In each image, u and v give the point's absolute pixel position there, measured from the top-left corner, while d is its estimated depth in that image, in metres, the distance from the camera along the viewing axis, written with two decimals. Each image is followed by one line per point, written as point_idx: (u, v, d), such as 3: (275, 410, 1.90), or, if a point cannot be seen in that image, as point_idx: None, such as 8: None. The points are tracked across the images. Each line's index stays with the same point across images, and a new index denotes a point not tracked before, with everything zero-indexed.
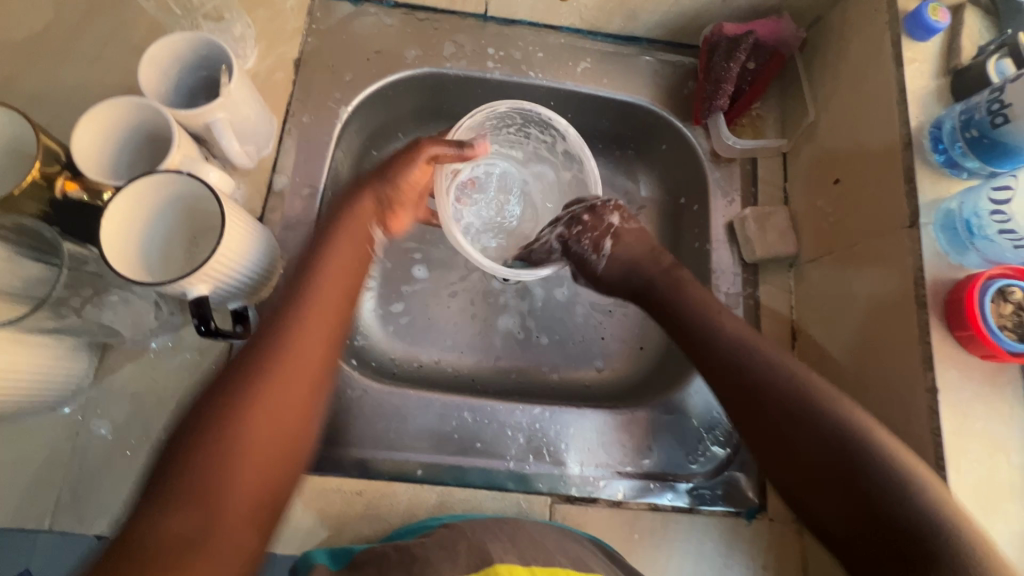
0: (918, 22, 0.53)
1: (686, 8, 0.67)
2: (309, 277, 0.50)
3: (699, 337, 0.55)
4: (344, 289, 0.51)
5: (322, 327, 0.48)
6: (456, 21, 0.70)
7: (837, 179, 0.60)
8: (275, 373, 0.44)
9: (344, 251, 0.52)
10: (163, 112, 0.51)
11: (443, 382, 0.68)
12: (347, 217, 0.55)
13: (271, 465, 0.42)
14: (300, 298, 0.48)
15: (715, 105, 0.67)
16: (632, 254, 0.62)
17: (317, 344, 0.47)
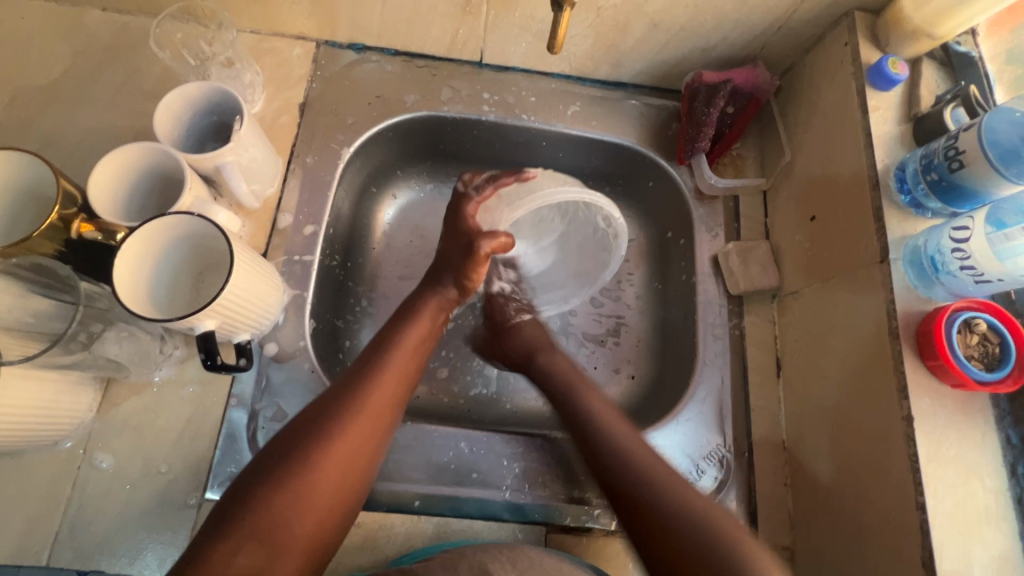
0: (880, 74, 0.58)
1: (668, 58, 0.72)
2: (390, 341, 0.55)
3: (580, 410, 0.59)
4: (414, 359, 0.55)
5: (393, 389, 0.51)
6: (452, 68, 0.74)
7: (813, 216, 0.64)
8: (348, 429, 0.47)
9: (426, 325, 0.58)
10: (173, 155, 0.53)
11: (440, 413, 0.69)
12: (430, 294, 0.61)
13: (330, 512, 0.45)
14: (374, 364, 0.52)
15: (697, 147, 0.71)
16: (532, 335, 0.68)
17: (391, 406, 0.51)
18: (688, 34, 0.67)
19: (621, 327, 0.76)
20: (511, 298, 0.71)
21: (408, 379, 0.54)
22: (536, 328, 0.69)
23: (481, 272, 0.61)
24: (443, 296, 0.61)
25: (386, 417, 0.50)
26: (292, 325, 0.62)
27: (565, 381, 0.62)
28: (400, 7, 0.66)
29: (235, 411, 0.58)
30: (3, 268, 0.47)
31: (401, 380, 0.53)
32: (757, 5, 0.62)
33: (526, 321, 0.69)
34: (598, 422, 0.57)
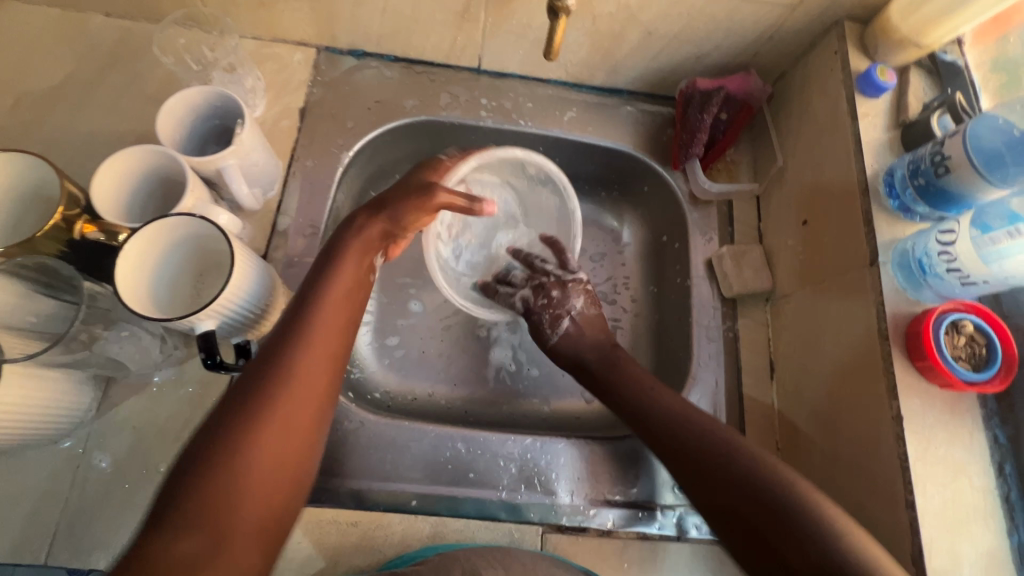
0: (869, 82, 0.59)
1: (663, 65, 0.73)
2: (312, 298, 0.50)
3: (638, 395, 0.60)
4: (342, 313, 0.51)
5: (324, 350, 0.48)
6: (451, 74, 0.76)
7: (805, 220, 0.65)
8: (280, 398, 0.44)
9: (353, 270, 0.53)
10: (177, 158, 0.54)
11: (437, 414, 0.70)
12: (354, 234, 0.56)
13: (275, 486, 0.42)
14: (298, 325, 0.48)
15: (692, 152, 0.72)
16: (587, 337, 0.66)
17: (324, 368, 0.47)
18: (682, 42, 0.69)
19: (618, 329, 0.77)
20: (539, 307, 0.68)
21: (339, 334, 0.50)
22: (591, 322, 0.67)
23: (428, 223, 0.60)
24: (370, 231, 0.56)
25: (320, 379, 0.47)
26: None
27: (609, 372, 0.63)
28: (399, 14, 0.67)
29: None
30: (6, 269, 0.48)
31: (329, 340, 0.49)
32: (749, 14, 0.64)
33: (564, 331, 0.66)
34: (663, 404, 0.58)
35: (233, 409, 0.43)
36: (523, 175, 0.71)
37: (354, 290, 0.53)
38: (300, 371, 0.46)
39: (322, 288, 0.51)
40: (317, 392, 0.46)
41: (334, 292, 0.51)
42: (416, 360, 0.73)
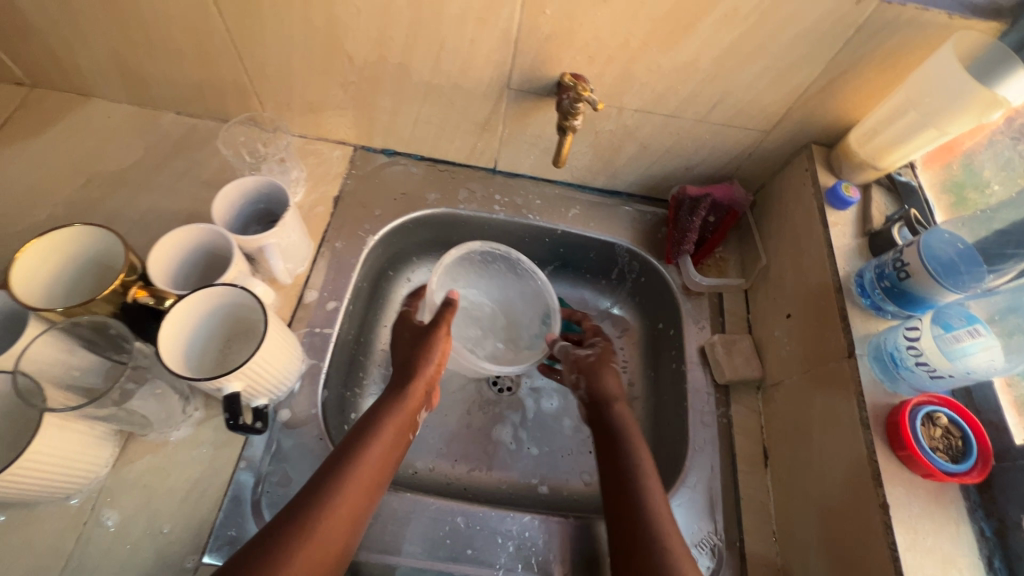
0: (835, 196, 0.68)
1: (657, 173, 0.83)
2: (368, 433, 0.57)
3: (637, 483, 0.58)
4: (385, 457, 0.57)
5: (358, 496, 0.53)
6: (470, 172, 0.86)
7: (789, 314, 0.71)
8: (317, 532, 0.49)
9: (399, 420, 0.60)
10: (229, 236, 0.61)
11: (436, 489, 0.73)
12: (401, 392, 0.62)
13: None
14: (349, 460, 0.54)
15: (683, 249, 0.79)
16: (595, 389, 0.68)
17: (362, 498, 0.53)
18: (673, 155, 0.79)
19: None
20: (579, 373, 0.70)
21: (368, 494, 0.54)
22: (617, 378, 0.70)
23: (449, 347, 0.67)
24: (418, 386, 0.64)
25: (335, 543, 0.50)
26: (306, 392, 0.66)
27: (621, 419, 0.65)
28: (430, 122, 0.78)
29: (243, 474, 0.60)
30: (61, 327, 0.53)
31: (356, 502, 0.53)
32: (730, 136, 0.74)
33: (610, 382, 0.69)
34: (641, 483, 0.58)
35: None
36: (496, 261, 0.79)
37: (387, 456, 0.57)
38: (317, 535, 0.49)
39: (364, 454, 0.55)
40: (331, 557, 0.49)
41: (366, 456, 0.55)
42: (420, 436, 0.78)
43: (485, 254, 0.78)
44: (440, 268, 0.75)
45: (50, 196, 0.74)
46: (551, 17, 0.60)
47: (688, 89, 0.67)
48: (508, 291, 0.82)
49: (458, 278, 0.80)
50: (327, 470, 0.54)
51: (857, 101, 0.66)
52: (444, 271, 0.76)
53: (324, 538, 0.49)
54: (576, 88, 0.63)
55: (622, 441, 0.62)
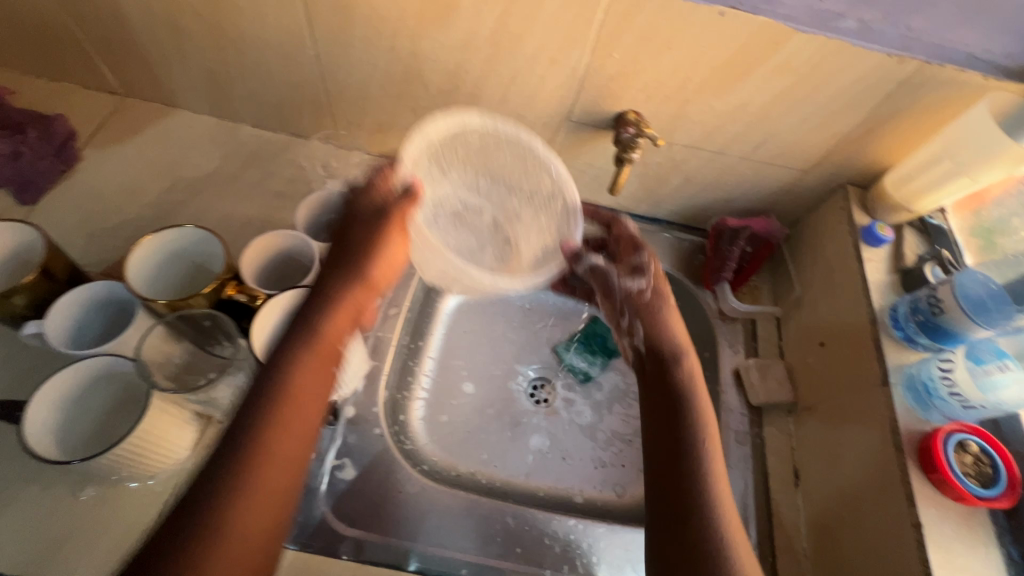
0: (870, 234, 0.73)
1: (697, 204, 0.88)
2: (277, 383, 0.52)
3: (687, 418, 0.59)
4: (309, 409, 0.53)
5: (292, 443, 0.50)
6: None
7: (822, 342, 0.75)
8: (252, 490, 0.46)
9: (314, 374, 0.54)
10: (313, 244, 0.66)
11: (478, 489, 0.80)
12: (308, 332, 0.56)
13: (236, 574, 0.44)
14: (268, 419, 0.50)
15: (722, 275, 0.84)
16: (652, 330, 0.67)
17: (297, 445, 0.50)
18: (714, 189, 0.84)
19: None
20: (632, 302, 0.70)
21: (286, 480, 0.49)
22: (679, 322, 0.68)
23: (395, 246, 0.64)
24: (346, 330, 0.60)
25: (259, 532, 0.46)
26: (369, 392, 0.71)
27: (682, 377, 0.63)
28: None
29: (311, 465, 0.64)
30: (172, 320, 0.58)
31: (277, 484, 0.48)
32: (770, 173, 0.79)
33: (671, 313, 0.68)
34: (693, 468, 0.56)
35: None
36: (471, 137, 0.67)
37: (305, 429, 0.52)
38: (230, 531, 0.44)
39: (270, 428, 0.49)
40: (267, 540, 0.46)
41: (283, 432, 0.50)
42: (463, 440, 0.84)
43: (474, 129, 0.67)
44: (430, 146, 0.65)
45: (140, 198, 0.81)
46: (618, 60, 0.66)
47: (735, 129, 0.73)
48: (509, 202, 0.72)
49: (450, 171, 0.68)
50: (236, 445, 0.48)
51: (894, 147, 0.71)
52: (432, 156, 0.66)
53: (248, 525, 0.45)
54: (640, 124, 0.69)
55: (664, 358, 0.65)
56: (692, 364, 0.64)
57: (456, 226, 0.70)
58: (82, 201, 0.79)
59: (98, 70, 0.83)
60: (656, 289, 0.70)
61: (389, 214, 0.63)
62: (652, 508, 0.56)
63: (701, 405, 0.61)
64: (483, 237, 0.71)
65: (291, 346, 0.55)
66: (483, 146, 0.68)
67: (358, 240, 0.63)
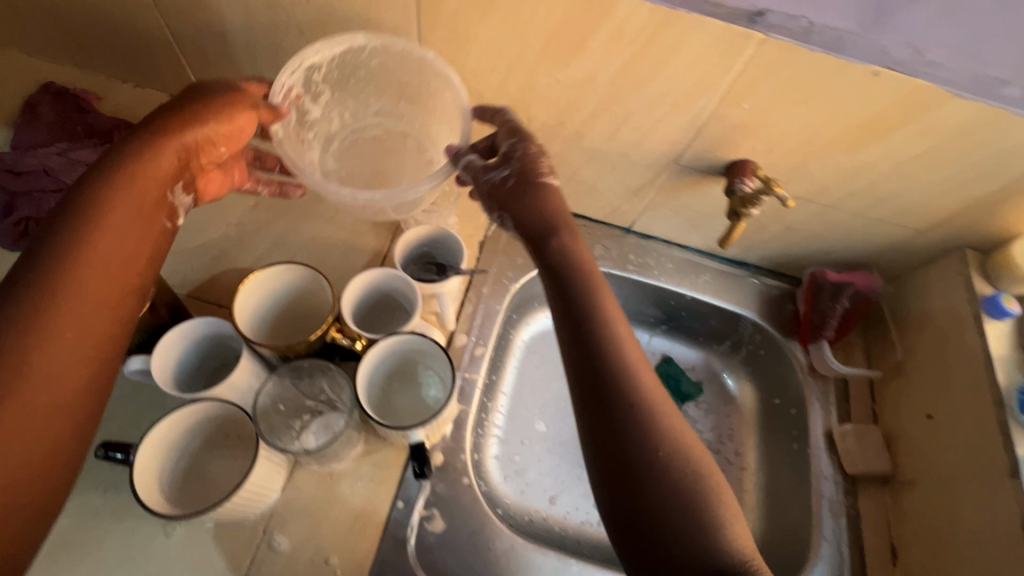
0: (995, 305, 0.69)
1: (793, 252, 0.84)
2: (56, 242, 0.49)
3: (602, 338, 0.54)
4: (108, 277, 0.50)
5: (78, 312, 0.48)
6: (605, 229, 0.89)
7: (929, 414, 0.72)
8: (31, 353, 0.45)
9: (122, 222, 0.52)
10: (415, 284, 0.65)
11: (550, 538, 0.78)
12: (109, 190, 0.52)
13: (30, 451, 0.44)
14: (37, 284, 0.47)
15: (823, 334, 0.80)
16: (541, 207, 0.60)
17: (85, 309, 0.48)
18: (815, 239, 0.80)
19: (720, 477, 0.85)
20: (494, 193, 0.62)
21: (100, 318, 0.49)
22: (557, 197, 0.62)
23: (241, 126, 0.60)
24: (151, 189, 0.55)
25: (71, 387, 0.47)
26: (457, 439, 0.68)
27: (579, 266, 0.58)
28: (582, 181, 0.81)
29: (402, 516, 0.62)
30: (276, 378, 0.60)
31: (65, 355, 0.46)
32: (882, 230, 0.75)
33: (553, 194, 0.61)
34: (630, 375, 0.52)
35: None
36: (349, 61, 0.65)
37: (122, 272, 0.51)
38: (29, 382, 0.44)
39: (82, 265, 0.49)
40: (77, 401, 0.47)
41: (82, 283, 0.48)
42: (534, 482, 0.82)
43: (368, 52, 0.64)
44: (310, 77, 0.64)
45: (223, 214, 0.79)
46: (746, 110, 0.62)
47: (856, 186, 0.69)
48: (427, 125, 0.70)
49: (344, 100, 0.70)
50: (26, 291, 0.46)
51: None
52: (326, 80, 0.66)
53: (50, 369, 0.45)
54: (769, 183, 0.64)
55: (568, 274, 0.58)
56: (560, 248, 0.59)
57: (352, 149, 0.72)
58: None
59: (188, 80, 0.82)
60: (534, 162, 0.62)
61: (233, 96, 0.60)
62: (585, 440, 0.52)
63: (613, 317, 0.55)
64: (403, 159, 0.71)
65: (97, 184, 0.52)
66: (340, 73, 0.66)
67: (153, 132, 0.56)
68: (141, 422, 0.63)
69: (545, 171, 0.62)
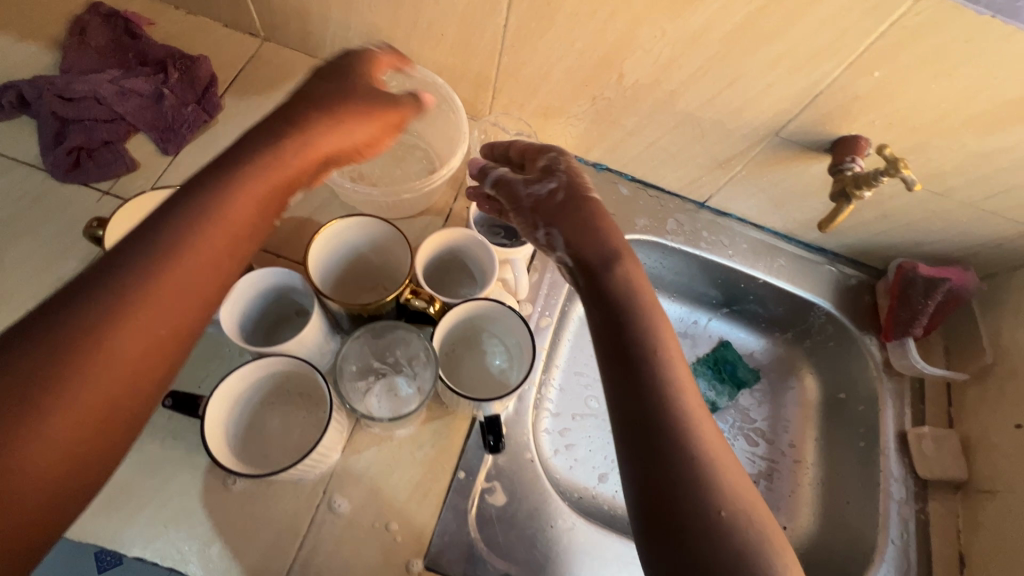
0: None
1: (880, 242, 0.78)
2: (201, 203, 0.43)
3: (642, 357, 0.46)
4: (232, 250, 0.44)
5: (201, 279, 0.42)
6: (677, 202, 0.83)
7: (1018, 424, 0.68)
8: (144, 309, 0.38)
9: (256, 195, 0.45)
10: (491, 248, 0.61)
11: (601, 516, 0.76)
12: (258, 162, 0.46)
13: (110, 408, 0.37)
14: (167, 237, 0.41)
15: (910, 331, 0.76)
16: (585, 218, 0.54)
17: (207, 283, 0.42)
18: (909, 229, 0.74)
19: (775, 470, 0.82)
20: (525, 217, 0.56)
21: (207, 288, 0.42)
22: (603, 216, 0.55)
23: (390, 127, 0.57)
24: (289, 168, 0.48)
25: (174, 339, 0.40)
26: (520, 414, 0.66)
27: (632, 288, 0.50)
28: (664, 148, 0.75)
29: (464, 488, 0.60)
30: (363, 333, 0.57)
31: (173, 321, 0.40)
32: (991, 224, 0.69)
33: (596, 213, 0.55)
34: (683, 404, 0.44)
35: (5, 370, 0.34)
36: None
37: (232, 253, 0.44)
38: (131, 335, 0.38)
39: (190, 237, 0.41)
40: (129, 396, 0.38)
41: (212, 246, 0.42)
42: (587, 460, 0.80)
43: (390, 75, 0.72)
44: None
45: None
46: (876, 79, 0.55)
47: (977, 173, 0.62)
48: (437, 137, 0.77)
49: None
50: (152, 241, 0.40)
51: None
52: None
53: (151, 331, 0.39)
54: (893, 164, 0.57)
55: (619, 309, 0.49)
56: (622, 272, 0.51)
57: None
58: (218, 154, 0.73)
59: (245, 10, 0.76)
60: (577, 182, 0.56)
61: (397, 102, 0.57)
62: (626, 476, 0.43)
63: (665, 346, 0.47)
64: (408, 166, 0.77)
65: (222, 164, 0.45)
66: None
67: (315, 104, 0.51)
68: (199, 370, 0.61)
69: (587, 190, 0.56)
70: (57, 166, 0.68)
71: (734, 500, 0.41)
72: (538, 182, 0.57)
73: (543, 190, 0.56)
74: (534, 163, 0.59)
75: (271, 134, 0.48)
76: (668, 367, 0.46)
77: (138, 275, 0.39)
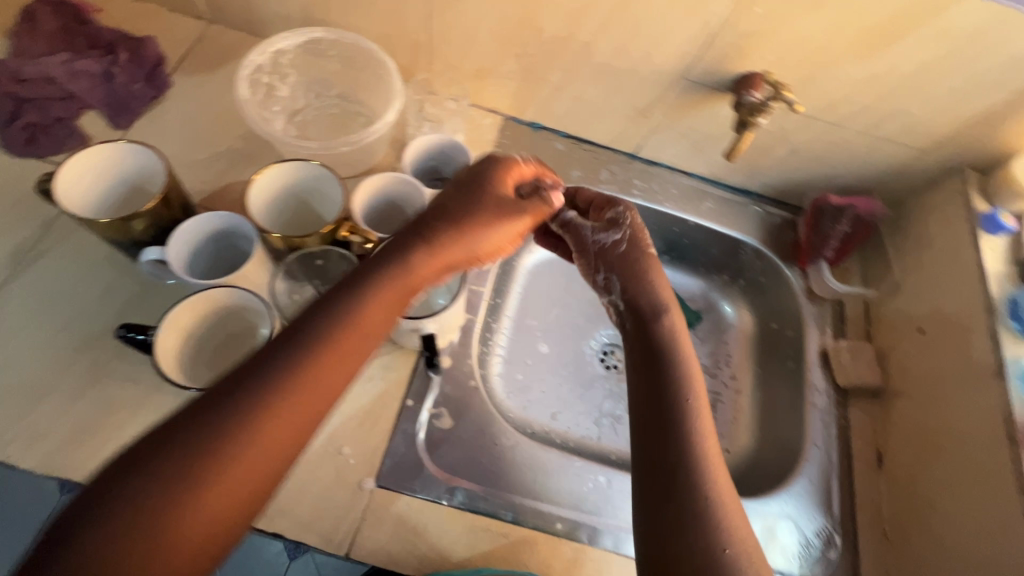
0: (991, 221, 0.71)
1: (797, 179, 0.85)
2: (337, 312, 0.45)
3: (675, 406, 0.51)
4: (352, 362, 0.45)
5: (321, 390, 0.42)
6: (610, 155, 0.89)
7: (920, 327, 0.74)
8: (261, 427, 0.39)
9: (385, 304, 0.47)
10: (422, 188, 0.66)
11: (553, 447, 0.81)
12: (385, 271, 0.48)
13: (223, 518, 0.38)
14: (294, 348, 0.43)
15: (822, 255, 0.84)
16: (639, 269, 0.60)
17: (324, 397, 0.42)
18: (819, 163, 0.81)
19: (719, 402, 0.85)
20: (588, 259, 0.64)
21: (323, 402, 0.42)
22: (658, 268, 0.61)
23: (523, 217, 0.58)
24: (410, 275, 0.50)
25: (283, 454, 0.40)
26: (462, 346, 0.71)
27: (669, 337, 0.56)
28: (590, 101, 0.81)
29: (411, 412, 0.65)
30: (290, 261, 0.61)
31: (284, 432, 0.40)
32: (887, 151, 0.76)
33: (653, 264, 0.61)
34: (699, 449, 0.49)
35: (95, 517, 0.35)
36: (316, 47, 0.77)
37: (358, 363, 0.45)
38: (247, 446, 0.39)
39: (281, 377, 0.41)
40: (245, 507, 0.39)
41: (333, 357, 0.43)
42: (538, 400, 0.84)
43: (326, 43, 0.76)
44: (277, 59, 0.76)
45: (227, 129, 0.79)
46: (758, 15, 0.62)
47: (863, 101, 0.69)
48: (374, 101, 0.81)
49: (308, 83, 0.81)
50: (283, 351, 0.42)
51: None
52: (291, 64, 0.78)
53: (269, 445, 0.40)
54: (775, 88, 0.66)
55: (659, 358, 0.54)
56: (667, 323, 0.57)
57: (311, 122, 0.82)
58: (169, 126, 0.78)
59: None
60: (638, 235, 0.62)
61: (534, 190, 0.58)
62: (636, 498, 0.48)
63: (694, 399, 0.52)
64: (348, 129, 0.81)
65: (344, 283, 0.47)
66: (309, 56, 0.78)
67: (458, 199, 0.54)
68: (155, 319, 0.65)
69: (646, 244, 0.62)
70: (14, 143, 0.72)
71: (734, 540, 0.45)
72: (602, 228, 0.64)
73: (606, 240, 0.63)
74: (599, 210, 0.66)
75: (412, 238, 0.51)
76: (692, 412, 0.51)
77: (260, 389, 0.40)
